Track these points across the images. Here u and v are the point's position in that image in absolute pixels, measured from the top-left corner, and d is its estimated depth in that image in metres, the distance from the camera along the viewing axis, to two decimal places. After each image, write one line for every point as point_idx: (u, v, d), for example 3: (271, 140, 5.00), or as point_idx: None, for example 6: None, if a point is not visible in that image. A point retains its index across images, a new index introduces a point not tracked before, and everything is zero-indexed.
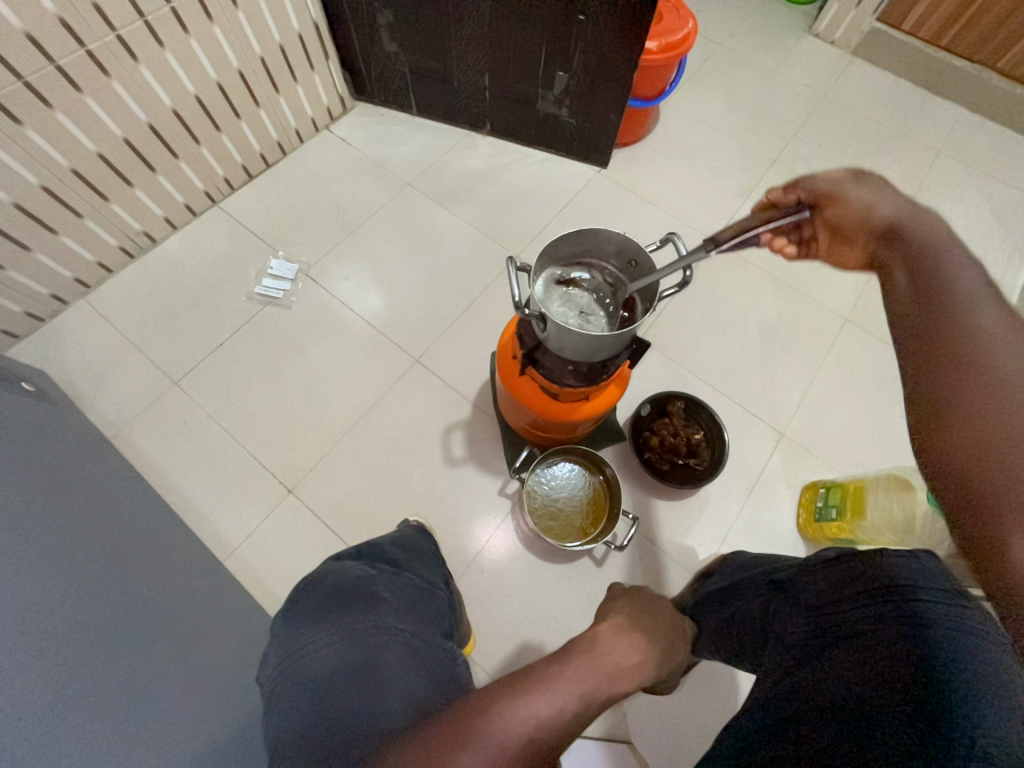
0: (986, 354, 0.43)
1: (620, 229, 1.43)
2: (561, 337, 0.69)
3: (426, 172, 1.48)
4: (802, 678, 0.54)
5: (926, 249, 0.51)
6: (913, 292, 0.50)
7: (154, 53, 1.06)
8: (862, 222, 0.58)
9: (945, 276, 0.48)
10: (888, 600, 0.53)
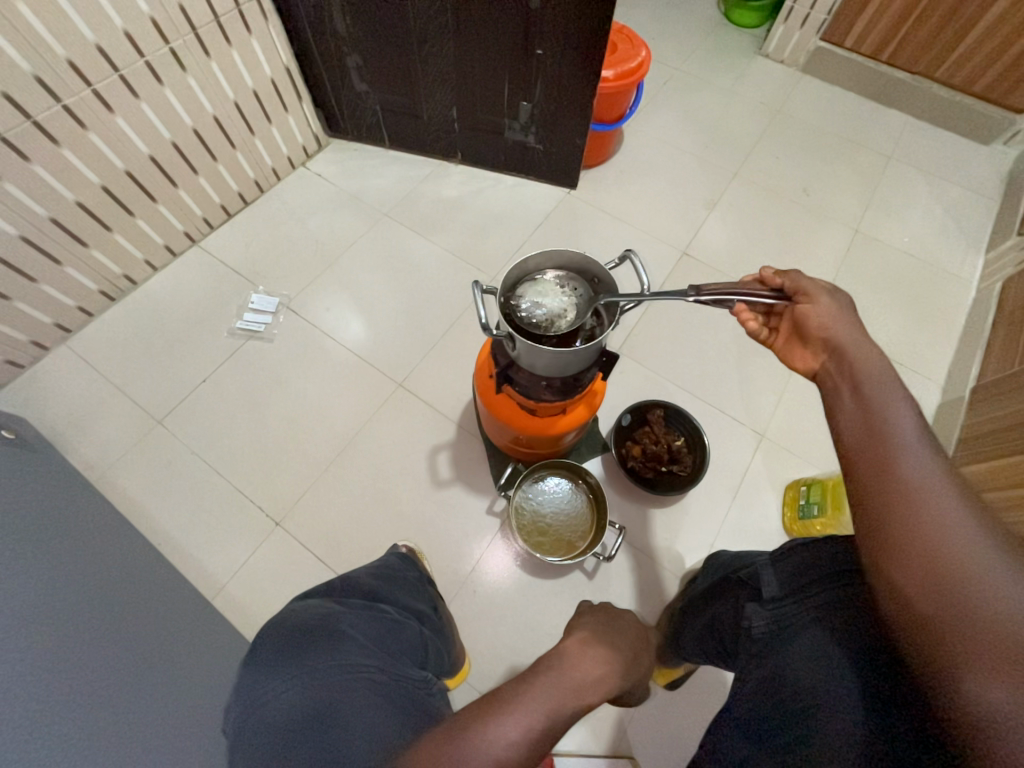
0: (918, 482, 0.44)
1: (592, 246, 1.48)
2: (532, 355, 0.72)
3: (401, 202, 1.52)
4: (764, 670, 0.54)
5: (867, 374, 0.54)
6: (853, 415, 0.52)
7: (130, 104, 1.10)
8: (823, 328, 0.60)
9: (886, 396, 0.51)
10: (839, 588, 0.54)
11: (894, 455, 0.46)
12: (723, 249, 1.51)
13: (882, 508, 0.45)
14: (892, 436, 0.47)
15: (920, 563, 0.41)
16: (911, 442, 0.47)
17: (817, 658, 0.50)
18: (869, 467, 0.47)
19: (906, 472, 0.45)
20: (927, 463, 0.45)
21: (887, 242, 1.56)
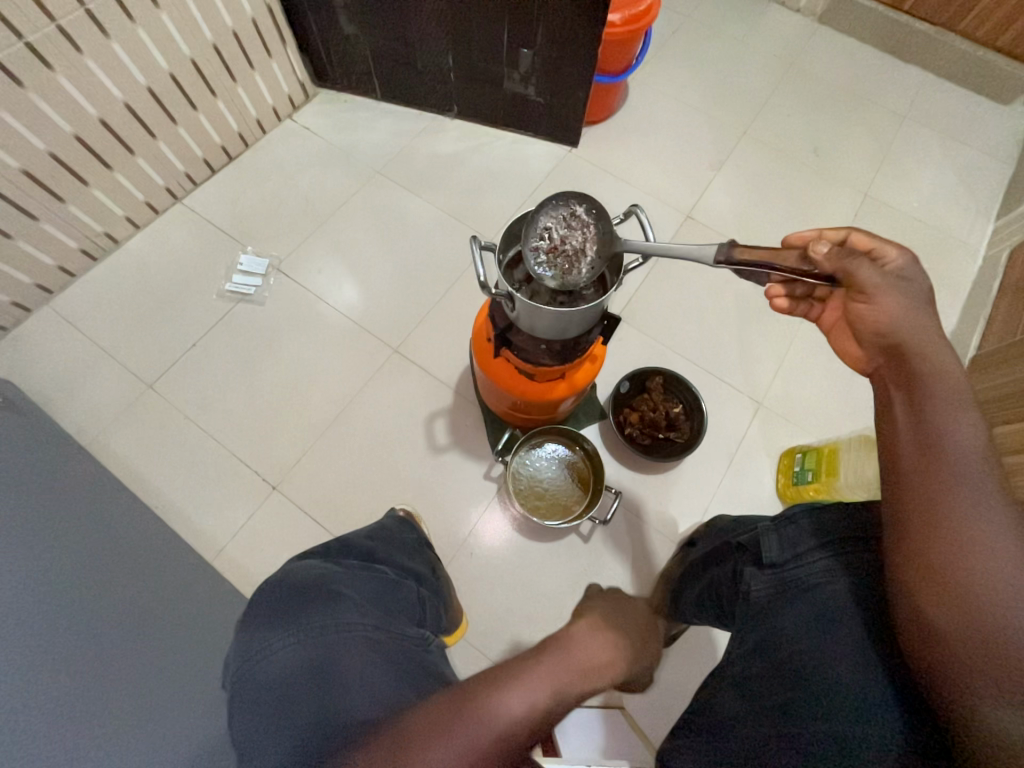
0: (959, 496, 0.44)
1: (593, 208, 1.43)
2: (532, 316, 0.69)
3: (395, 159, 1.45)
4: (764, 632, 0.55)
5: (927, 379, 0.50)
6: (910, 434, 0.48)
7: (100, 44, 1.02)
8: (878, 328, 0.57)
9: (944, 404, 0.48)
10: (844, 555, 0.55)
11: (949, 489, 0.44)
12: (728, 213, 1.46)
13: (927, 547, 0.44)
14: (953, 468, 0.45)
15: (956, 609, 0.42)
16: (970, 475, 0.44)
17: (821, 626, 0.52)
18: (920, 499, 0.45)
19: (954, 499, 0.44)
20: (981, 497, 0.43)
21: (897, 207, 1.51)
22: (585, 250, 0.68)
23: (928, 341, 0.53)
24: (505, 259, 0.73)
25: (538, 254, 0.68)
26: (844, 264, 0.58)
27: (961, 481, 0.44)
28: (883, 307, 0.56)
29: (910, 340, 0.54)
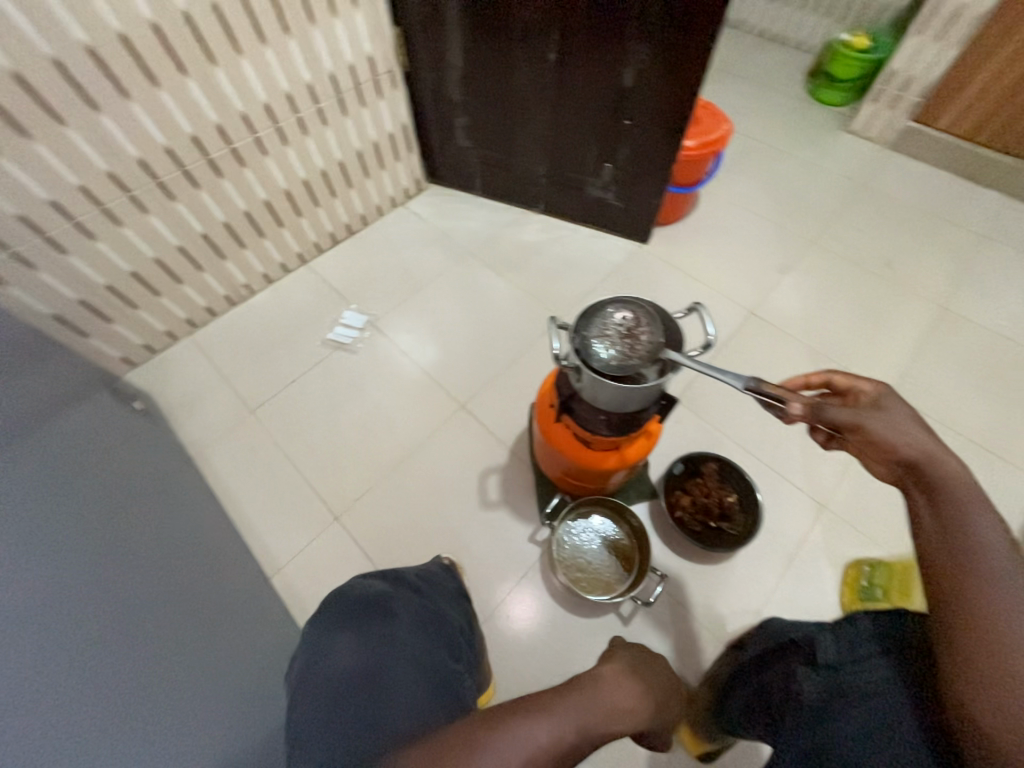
0: (993, 598, 0.44)
1: (657, 299, 1.54)
2: (595, 389, 0.77)
3: (485, 243, 1.67)
4: (822, 742, 0.52)
5: (941, 487, 0.53)
6: (937, 536, 0.50)
7: (280, 149, 1.34)
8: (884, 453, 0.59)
9: (963, 514, 0.50)
10: (898, 664, 0.53)
11: (992, 596, 0.45)
12: (796, 316, 1.50)
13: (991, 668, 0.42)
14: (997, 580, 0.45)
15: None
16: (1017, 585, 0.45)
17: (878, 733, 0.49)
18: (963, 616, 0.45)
19: (997, 604, 0.44)
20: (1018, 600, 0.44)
21: (979, 322, 1.48)
22: (635, 354, 0.74)
23: (933, 452, 0.55)
24: (580, 322, 0.78)
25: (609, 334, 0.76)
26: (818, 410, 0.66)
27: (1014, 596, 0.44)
28: (872, 434, 0.60)
29: (916, 454, 0.56)
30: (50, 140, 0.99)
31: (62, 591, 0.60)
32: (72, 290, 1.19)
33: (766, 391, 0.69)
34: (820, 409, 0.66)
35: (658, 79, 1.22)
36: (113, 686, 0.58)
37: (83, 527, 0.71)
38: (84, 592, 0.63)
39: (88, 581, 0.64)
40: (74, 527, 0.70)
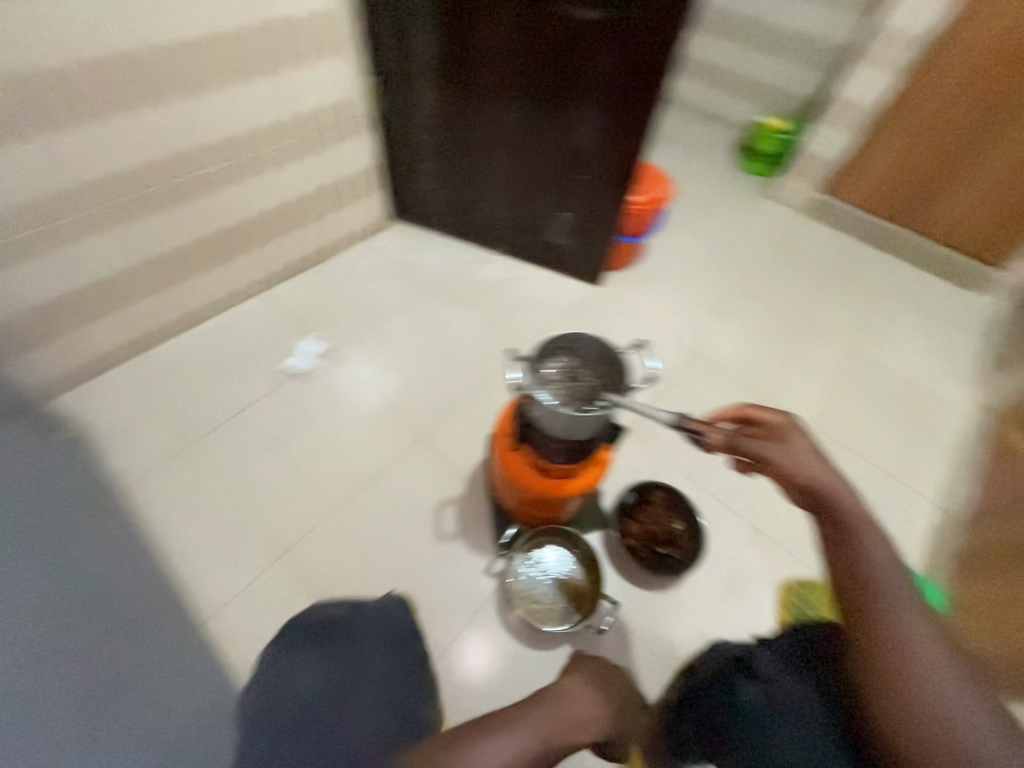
0: (897, 629, 0.54)
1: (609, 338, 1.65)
2: (549, 417, 0.81)
3: (447, 279, 1.72)
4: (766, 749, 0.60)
5: (847, 523, 0.62)
6: (847, 575, 0.60)
7: (237, 184, 1.34)
8: (791, 481, 0.67)
9: (866, 548, 0.60)
10: (821, 671, 0.63)
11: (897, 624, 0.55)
12: (733, 359, 1.65)
13: (883, 676, 0.53)
14: (885, 603, 0.56)
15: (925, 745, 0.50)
16: (901, 600, 0.56)
17: (811, 735, 0.59)
18: (874, 627, 0.55)
19: (902, 628, 0.54)
20: (915, 625, 0.54)
21: (884, 364, 1.68)
22: (581, 391, 0.83)
23: (827, 477, 0.65)
24: (531, 360, 0.85)
25: (559, 374, 0.84)
26: (732, 440, 0.73)
27: (895, 612, 0.55)
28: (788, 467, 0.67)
29: (820, 482, 0.65)
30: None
31: None
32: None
33: (690, 429, 0.74)
34: (734, 440, 0.72)
35: (610, 138, 1.36)
36: None
37: None
38: None
39: None
40: None
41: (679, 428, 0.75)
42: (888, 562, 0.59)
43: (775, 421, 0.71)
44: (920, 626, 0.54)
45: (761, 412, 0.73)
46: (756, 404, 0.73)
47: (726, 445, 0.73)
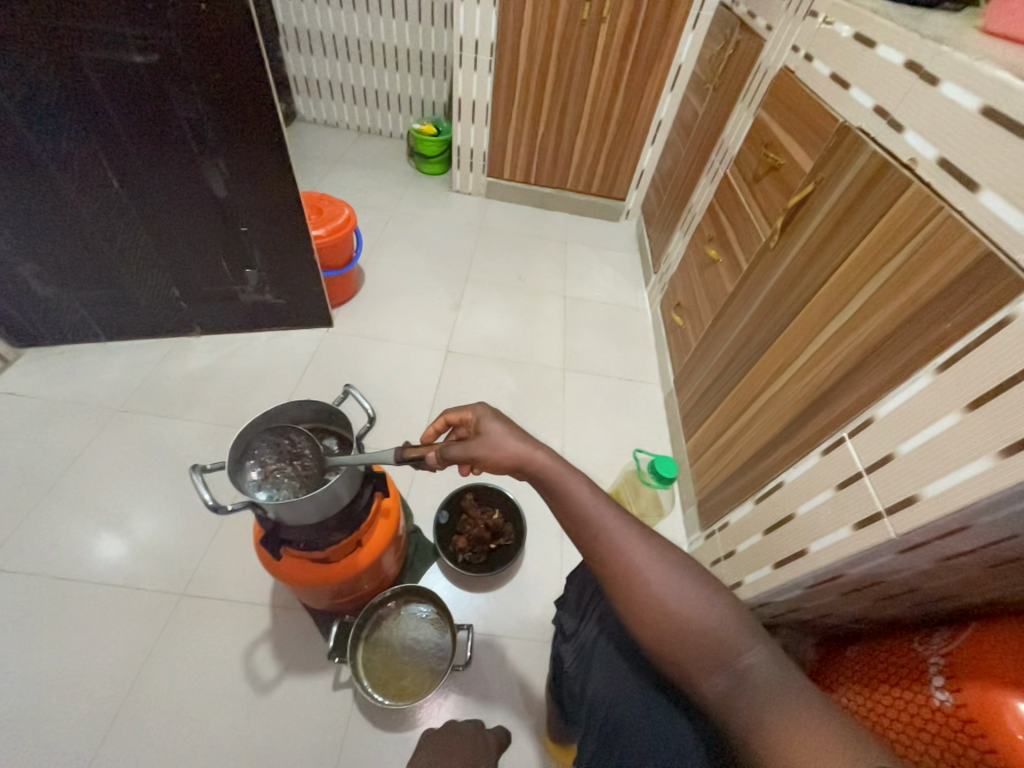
0: (639, 573, 0.46)
1: (536, 320, 1.73)
2: (293, 513, 0.67)
3: (372, 286, 1.72)
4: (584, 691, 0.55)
5: (538, 475, 0.53)
6: (565, 520, 0.51)
7: None
8: (499, 467, 0.56)
9: (569, 493, 0.51)
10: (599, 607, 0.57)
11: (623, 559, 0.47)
12: (648, 333, 1.78)
13: (627, 597, 0.46)
14: (598, 533, 0.49)
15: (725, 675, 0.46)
16: (617, 528, 0.49)
17: (613, 673, 0.52)
18: (594, 555, 0.48)
19: (613, 559, 0.47)
20: (643, 559, 0.47)
21: None
22: (276, 477, 0.70)
23: (533, 447, 0.55)
24: (279, 438, 0.72)
25: (270, 457, 0.71)
26: (443, 451, 0.60)
27: (609, 539, 0.48)
28: (484, 451, 0.56)
29: (513, 454, 0.55)
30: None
31: None
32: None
33: (409, 456, 0.62)
34: (444, 451, 0.60)
35: (220, 132, 1.05)
36: None
37: None
38: None
39: None
40: None
41: (401, 460, 0.63)
42: (591, 496, 0.51)
43: (473, 416, 0.62)
44: (639, 548, 0.48)
45: (464, 412, 0.64)
46: (455, 407, 0.65)
47: (439, 460, 0.60)
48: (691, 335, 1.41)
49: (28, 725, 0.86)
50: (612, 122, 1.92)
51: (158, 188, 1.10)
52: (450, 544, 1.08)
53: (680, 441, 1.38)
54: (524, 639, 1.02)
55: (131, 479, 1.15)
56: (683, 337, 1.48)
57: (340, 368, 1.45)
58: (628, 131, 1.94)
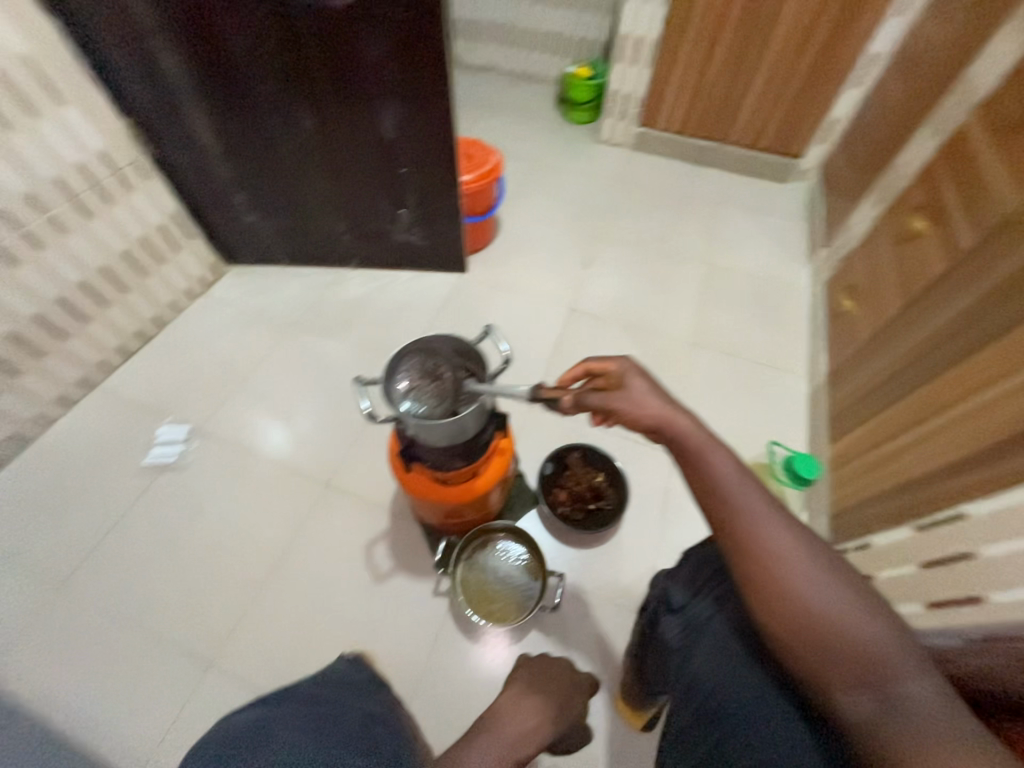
0: (782, 562, 0.42)
1: (669, 288, 1.61)
2: (428, 434, 0.74)
3: (505, 236, 1.75)
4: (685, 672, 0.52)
5: (678, 442, 0.52)
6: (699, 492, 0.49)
7: None
8: (637, 426, 0.56)
9: (709, 465, 0.49)
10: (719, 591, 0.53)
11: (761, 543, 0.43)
12: (801, 316, 1.55)
13: (769, 588, 0.42)
14: (742, 514, 0.45)
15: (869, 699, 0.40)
16: (760, 513, 0.45)
17: (726, 662, 0.48)
18: (734, 537, 0.45)
19: (751, 540, 0.44)
20: (786, 548, 0.43)
21: None
22: (420, 393, 0.77)
23: (676, 413, 0.53)
24: (427, 359, 0.79)
25: (417, 375, 0.78)
26: (580, 399, 0.60)
27: (754, 523, 0.44)
28: (623, 407, 0.56)
29: (657, 416, 0.54)
30: (124, 204, 1.25)
31: None
32: (147, 310, 1.40)
33: (543, 396, 0.62)
34: (581, 400, 0.60)
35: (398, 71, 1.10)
36: None
37: None
38: None
39: None
40: None
41: (536, 398, 0.63)
42: (738, 477, 0.47)
43: (615, 369, 0.60)
44: (784, 538, 0.44)
45: (606, 362, 0.62)
46: (597, 357, 0.62)
47: (574, 405, 0.61)
48: (861, 324, 1.20)
49: (218, 559, 1.12)
50: (805, 61, 1.62)
51: (337, 127, 1.21)
52: (551, 495, 1.11)
53: (822, 441, 1.21)
54: (611, 602, 1.04)
55: (297, 383, 1.37)
56: (849, 324, 1.26)
57: (470, 312, 1.52)
58: (826, 72, 1.62)
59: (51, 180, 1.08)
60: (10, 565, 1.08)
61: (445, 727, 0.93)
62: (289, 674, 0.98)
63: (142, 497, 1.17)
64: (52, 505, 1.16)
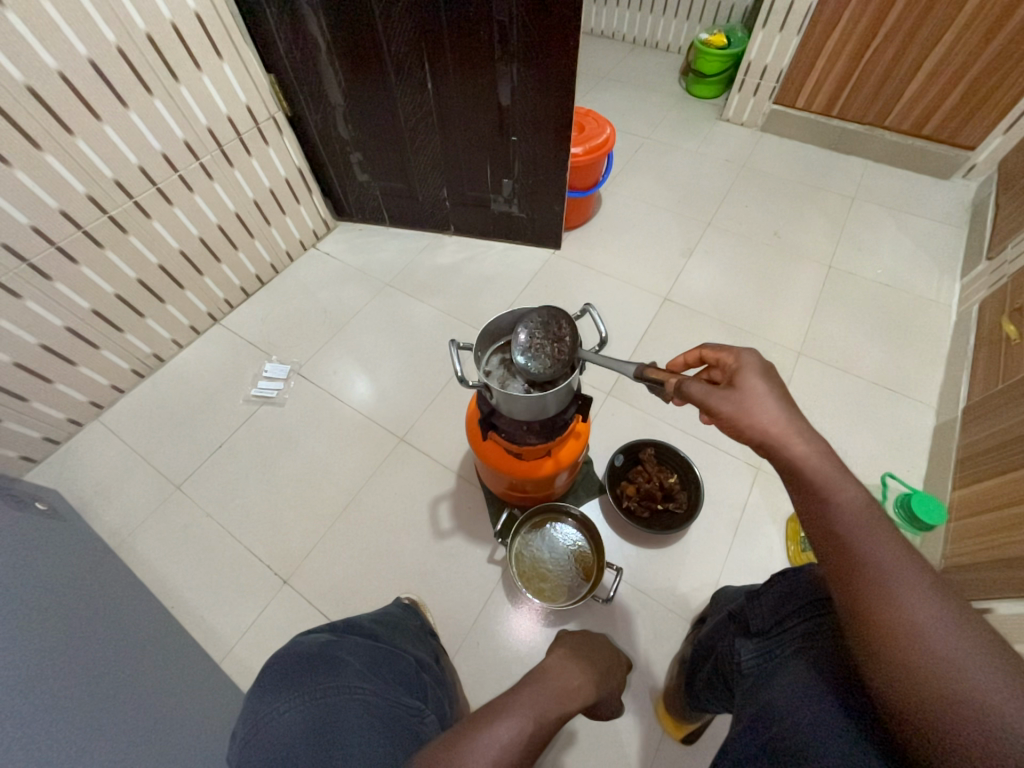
0: (902, 607, 0.37)
1: (779, 288, 1.45)
2: (510, 402, 0.73)
3: (605, 214, 1.67)
4: (758, 696, 0.50)
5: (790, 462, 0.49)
6: (812, 521, 0.45)
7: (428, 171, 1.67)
8: (736, 428, 0.54)
9: (826, 492, 0.45)
10: (808, 619, 0.50)
11: (879, 583, 0.38)
12: (939, 337, 1.34)
13: (882, 639, 0.37)
14: (861, 554, 0.40)
15: None
16: (882, 549, 0.40)
17: (805, 688, 0.45)
18: (846, 577, 0.40)
19: (866, 579, 0.39)
20: (912, 594, 0.37)
21: None
22: (538, 349, 0.72)
23: (788, 429, 0.50)
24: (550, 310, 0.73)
25: (539, 327, 0.72)
26: (681, 386, 0.61)
27: (871, 559, 0.40)
28: (723, 408, 0.55)
29: (763, 427, 0.51)
30: (259, 155, 1.36)
31: (107, 621, 0.77)
32: (267, 255, 1.54)
33: (648, 377, 0.66)
34: (682, 387, 0.61)
35: (523, 25, 1.06)
36: (147, 674, 0.73)
37: (68, 583, 0.77)
38: (126, 624, 0.79)
39: (134, 642, 0.76)
40: (53, 559, 0.81)
41: (641, 377, 0.68)
42: (860, 507, 0.43)
43: (733, 362, 0.59)
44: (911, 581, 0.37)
45: (722, 353, 0.61)
46: (715, 345, 0.62)
47: (676, 392, 0.62)
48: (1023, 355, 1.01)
49: (298, 488, 1.22)
50: (1004, 31, 1.33)
51: (454, 93, 1.22)
52: (617, 486, 1.09)
53: (944, 483, 1.05)
54: (665, 606, 1.00)
55: (386, 339, 1.45)
56: (1007, 352, 1.06)
57: (557, 289, 1.50)
58: None
59: (205, 129, 1.20)
60: (142, 462, 1.27)
61: (485, 685, 0.97)
62: (352, 604, 1.06)
63: (246, 423, 1.32)
64: (176, 418, 1.33)
